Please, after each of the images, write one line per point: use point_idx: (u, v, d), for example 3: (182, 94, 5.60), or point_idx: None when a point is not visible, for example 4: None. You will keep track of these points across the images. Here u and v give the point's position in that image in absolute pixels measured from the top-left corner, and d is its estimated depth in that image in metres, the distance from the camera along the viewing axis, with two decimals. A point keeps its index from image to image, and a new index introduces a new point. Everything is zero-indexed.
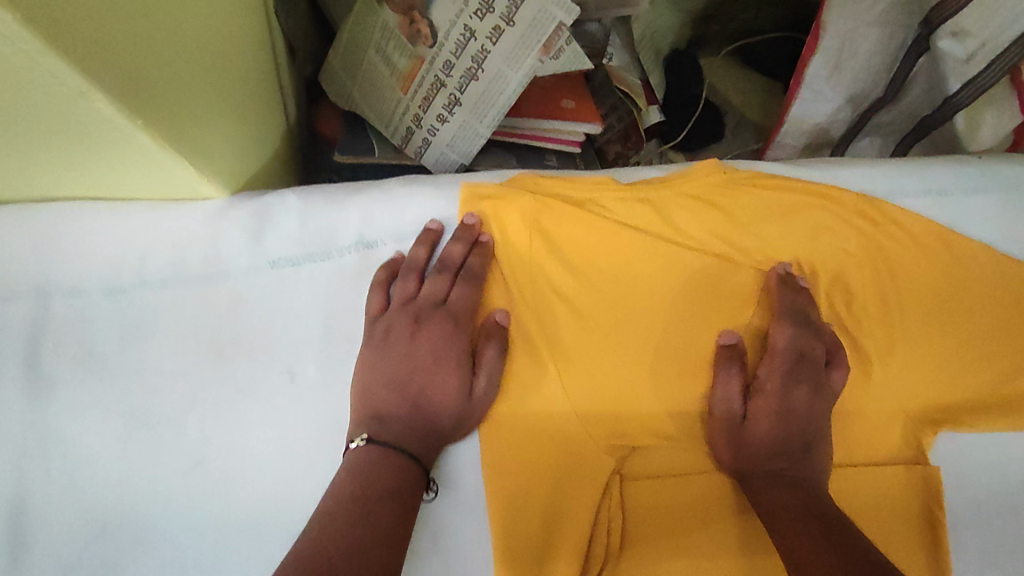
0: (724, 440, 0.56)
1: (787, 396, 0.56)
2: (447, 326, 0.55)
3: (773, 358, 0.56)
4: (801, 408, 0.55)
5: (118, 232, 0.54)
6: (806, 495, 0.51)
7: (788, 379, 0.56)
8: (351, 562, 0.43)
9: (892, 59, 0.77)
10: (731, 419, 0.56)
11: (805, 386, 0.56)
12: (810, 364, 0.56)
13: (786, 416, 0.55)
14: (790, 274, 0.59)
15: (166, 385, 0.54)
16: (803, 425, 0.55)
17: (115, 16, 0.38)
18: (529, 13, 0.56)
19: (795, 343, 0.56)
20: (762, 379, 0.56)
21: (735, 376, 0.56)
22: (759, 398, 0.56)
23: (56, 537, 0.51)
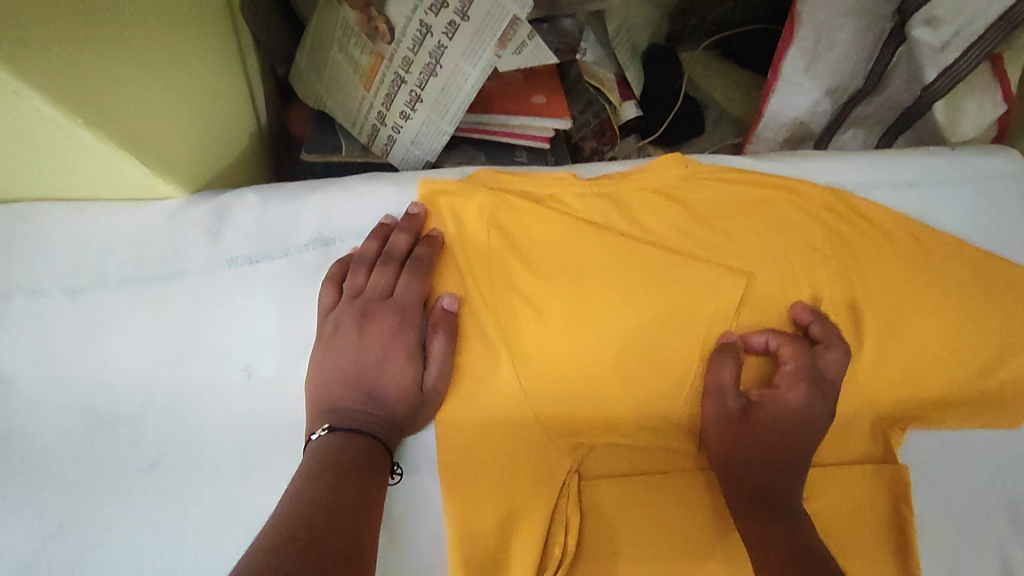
0: (723, 437, 0.55)
1: (806, 408, 0.55)
2: (393, 319, 0.54)
3: (796, 375, 0.55)
4: (818, 418, 0.55)
5: (78, 232, 0.55)
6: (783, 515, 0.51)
7: (810, 393, 0.55)
8: (330, 527, 0.42)
9: (869, 51, 0.75)
10: (725, 415, 0.54)
11: (824, 398, 0.55)
12: (827, 377, 0.55)
13: (797, 423, 0.54)
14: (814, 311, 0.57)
15: (125, 384, 0.54)
16: (815, 432, 0.55)
17: (54, 16, 0.38)
18: (483, 7, 0.57)
19: (812, 363, 0.55)
20: (784, 392, 0.55)
21: (727, 377, 0.55)
22: (769, 406, 0.55)
23: (11, 536, 0.51)
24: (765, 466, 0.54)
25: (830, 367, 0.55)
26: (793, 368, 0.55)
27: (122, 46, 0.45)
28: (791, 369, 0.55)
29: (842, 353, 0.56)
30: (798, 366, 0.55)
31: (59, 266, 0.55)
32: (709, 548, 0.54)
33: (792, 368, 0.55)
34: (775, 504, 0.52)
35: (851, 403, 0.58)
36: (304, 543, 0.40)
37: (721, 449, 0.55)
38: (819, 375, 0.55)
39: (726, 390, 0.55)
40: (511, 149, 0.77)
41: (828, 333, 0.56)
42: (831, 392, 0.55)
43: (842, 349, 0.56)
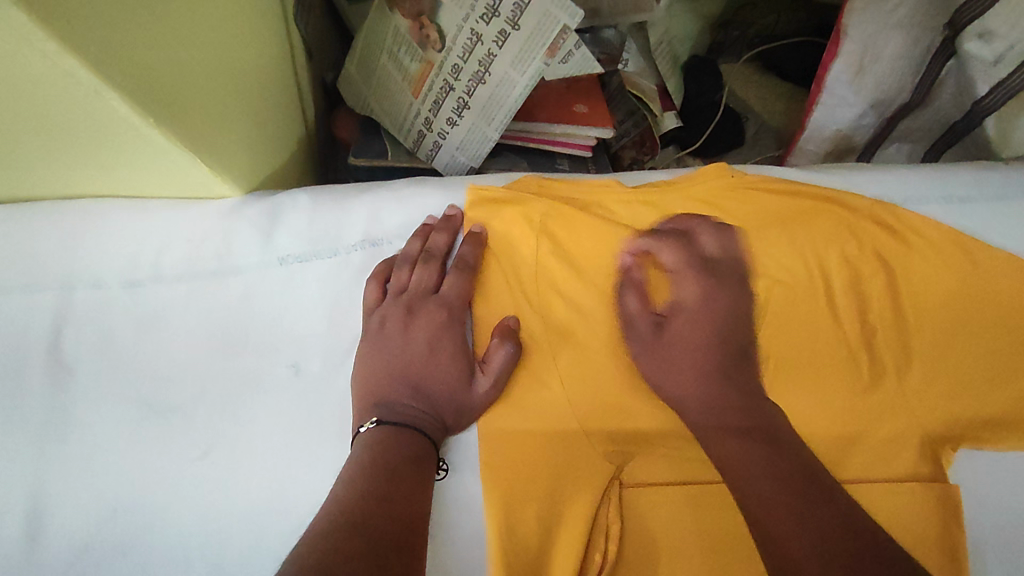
0: (653, 364, 0.55)
1: (716, 307, 0.56)
2: (440, 316, 0.55)
3: (682, 276, 0.57)
4: (727, 311, 0.56)
5: (139, 229, 0.57)
6: (779, 454, 0.49)
7: (704, 286, 0.57)
8: (384, 515, 0.43)
9: (918, 65, 0.74)
10: (641, 341, 0.56)
11: (721, 284, 0.57)
12: (721, 258, 0.58)
13: (710, 327, 0.56)
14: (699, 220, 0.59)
15: (177, 376, 0.56)
16: (737, 326, 0.56)
17: (133, 22, 0.40)
18: (534, 17, 0.58)
19: (691, 254, 0.58)
20: (678, 299, 0.57)
21: (633, 304, 0.57)
22: (675, 314, 0.57)
23: (70, 518, 0.53)
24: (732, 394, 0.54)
25: (716, 250, 0.58)
26: (677, 267, 0.57)
27: (189, 52, 0.47)
28: (676, 266, 0.57)
29: (712, 232, 0.58)
30: (677, 261, 0.58)
31: (119, 261, 0.57)
32: (753, 561, 0.53)
33: (676, 270, 0.57)
34: (760, 439, 0.51)
35: (900, 420, 0.56)
36: (362, 529, 0.41)
37: (668, 386, 0.55)
38: (708, 262, 0.57)
39: (634, 321, 0.57)
40: (553, 157, 0.78)
41: (716, 223, 0.58)
42: (734, 272, 0.57)
43: (715, 233, 0.58)
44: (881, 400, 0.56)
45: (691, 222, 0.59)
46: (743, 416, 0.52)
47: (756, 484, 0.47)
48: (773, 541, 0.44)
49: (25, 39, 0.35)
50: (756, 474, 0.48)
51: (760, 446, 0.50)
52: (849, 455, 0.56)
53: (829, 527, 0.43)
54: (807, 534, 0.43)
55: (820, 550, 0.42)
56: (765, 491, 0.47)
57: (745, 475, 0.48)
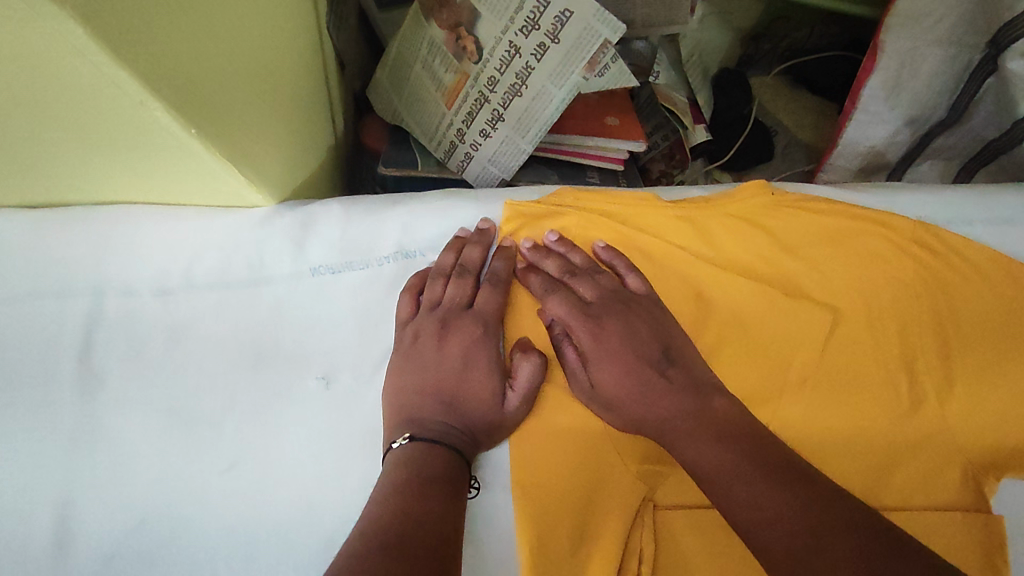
0: (601, 408, 0.52)
1: (613, 346, 0.53)
2: (474, 331, 0.54)
3: (572, 329, 0.54)
4: (630, 346, 0.53)
5: (171, 237, 0.57)
6: (745, 456, 0.46)
7: (594, 327, 0.53)
8: (420, 536, 0.42)
9: (956, 81, 0.72)
10: (584, 389, 0.53)
11: (612, 322, 0.53)
12: (596, 299, 0.55)
13: (624, 358, 0.52)
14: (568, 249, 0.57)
15: (206, 386, 0.55)
16: (643, 345, 0.53)
17: (181, 33, 0.40)
18: (575, 31, 0.57)
19: (570, 304, 0.54)
20: (580, 343, 0.54)
21: (569, 358, 0.54)
22: (594, 357, 0.53)
23: (98, 528, 0.52)
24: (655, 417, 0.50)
25: (594, 293, 0.55)
26: (562, 318, 0.54)
27: (231, 61, 0.46)
28: (567, 320, 0.54)
29: (587, 281, 0.55)
30: (568, 313, 0.54)
31: (152, 269, 0.57)
32: None
33: (573, 321, 0.54)
34: (729, 441, 0.47)
35: (942, 446, 0.54)
36: (398, 550, 0.40)
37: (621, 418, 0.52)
38: (586, 305, 0.54)
39: (575, 371, 0.54)
40: (584, 169, 0.77)
41: (594, 265, 0.57)
42: (619, 307, 0.54)
43: (634, 270, 0.56)
44: (924, 425, 0.55)
45: (579, 261, 0.57)
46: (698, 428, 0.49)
47: (747, 506, 0.43)
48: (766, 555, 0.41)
49: (80, 51, 0.35)
50: (749, 500, 0.44)
51: (733, 450, 0.46)
52: (882, 483, 0.54)
53: (846, 558, 0.39)
54: (801, 549, 0.40)
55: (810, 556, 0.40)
56: (729, 487, 0.45)
57: (725, 493, 0.45)
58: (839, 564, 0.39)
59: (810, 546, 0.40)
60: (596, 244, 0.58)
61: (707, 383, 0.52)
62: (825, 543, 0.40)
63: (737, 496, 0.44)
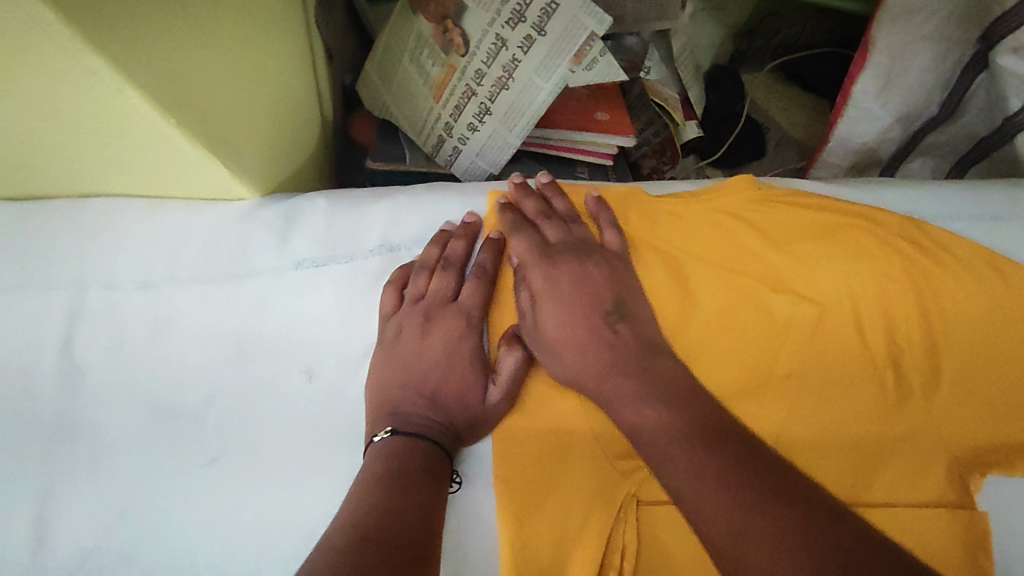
0: (542, 352, 0.52)
1: (563, 289, 0.53)
2: (458, 324, 0.54)
3: (526, 267, 0.55)
4: (579, 291, 0.53)
5: (154, 229, 0.57)
6: (683, 421, 0.47)
7: (547, 267, 0.54)
8: (398, 528, 0.42)
9: (948, 77, 0.72)
10: (530, 332, 0.53)
11: (564, 265, 0.54)
12: (561, 244, 0.55)
13: (571, 300, 0.53)
14: (549, 190, 0.59)
15: (187, 379, 0.55)
16: (594, 292, 0.53)
17: (159, 20, 0.39)
18: (561, 23, 0.57)
19: (533, 243, 0.55)
20: (531, 282, 0.54)
21: (523, 298, 0.54)
22: (542, 300, 0.53)
23: (77, 522, 0.52)
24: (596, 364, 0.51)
25: (561, 236, 0.56)
26: (521, 255, 0.55)
27: (212, 51, 0.46)
28: (525, 258, 0.55)
29: (556, 224, 0.56)
30: (527, 251, 0.55)
31: (134, 262, 0.56)
32: None
33: (530, 260, 0.54)
34: (675, 412, 0.47)
35: (927, 441, 0.54)
36: (374, 543, 0.40)
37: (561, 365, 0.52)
38: (548, 249, 0.55)
39: (525, 312, 0.54)
40: (573, 165, 0.76)
41: (575, 214, 0.58)
42: (581, 252, 0.55)
43: (616, 228, 0.57)
44: (908, 423, 0.54)
45: (561, 206, 0.58)
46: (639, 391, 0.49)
47: (683, 470, 0.44)
48: (697, 519, 0.42)
49: (52, 36, 0.35)
50: (683, 465, 0.44)
51: (679, 421, 0.47)
52: (869, 478, 0.54)
53: (773, 517, 0.39)
54: (733, 512, 0.40)
55: (738, 520, 0.40)
56: (668, 453, 0.45)
57: (665, 458, 0.46)
58: (763, 520, 0.39)
59: (745, 512, 0.40)
60: (590, 194, 0.58)
61: (656, 344, 0.52)
62: (759, 507, 0.40)
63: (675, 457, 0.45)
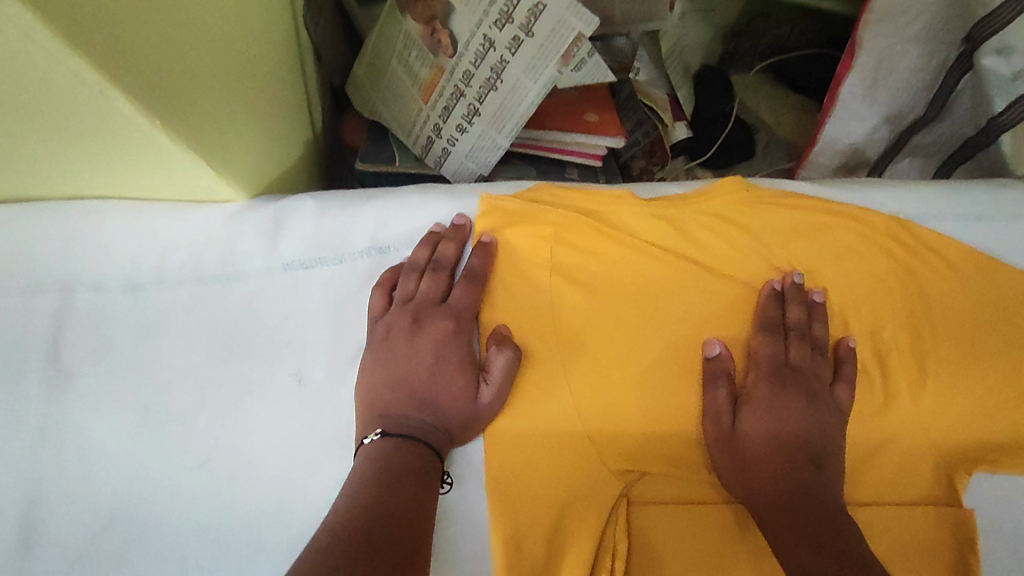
0: (724, 459, 0.52)
1: (785, 412, 0.53)
2: (447, 325, 0.54)
3: (753, 370, 0.54)
4: (798, 423, 0.52)
5: (142, 232, 0.56)
6: (811, 506, 0.49)
7: (775, 385, 0.53)
8: (387, 528, 0.42)
9: (933, 78, 0.73)
10: (718, 431, 0.52)
11: (794, 395, 0.53)
12: (804, 372, 0.54)
13: (778, 429, 0.52)
14: (800, 287, 0.55)
15: (176, 383, 0.54)
16: (813, 434, 0.52)
17: (140, 20, 0.39)
18: (548, 24, 0.57)
19: (777, 355, 0.54)
20: (752, 388, 0.54)
21: (722, 400, 0.52)
22: (753, 407, 0.53)
23: (66, 527, 0.52)
24: (772, 497, 0.50)
25: (801, 363, 0.54)
26: (759, 358, 0.54)
27: (196, 52, 0.46)
28: (762, 364, 0.54)
29: (807, 348, 0.54)
30: (766, 356, 0.54)
31: (121, 265, 0.56)
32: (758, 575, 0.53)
33: (757, 362, 0.54)
34: (817, 530, 0.48)
35: (914, 441, 0.55)
36: (363, 543, 0.40)
37: (738, 476, 0.51)
38: (787, 368, 0.54)
39: (721, 410, 0.52)
40: (562, 166, 0.76)
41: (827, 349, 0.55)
42: (808, 387, 0.53)
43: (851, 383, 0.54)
44: (896, 423, 0.54)
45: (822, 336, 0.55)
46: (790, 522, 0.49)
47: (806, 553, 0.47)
48: None
49: (29, 36, 0.34)
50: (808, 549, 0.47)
51: (812, 534, 0.48)
52: (855, 477, 0.55)
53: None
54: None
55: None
56: (790, 532, 0.48)
57: (787, 528, 0.49)
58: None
59: None
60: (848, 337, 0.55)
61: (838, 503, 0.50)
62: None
63: (798, 531, 0.48)
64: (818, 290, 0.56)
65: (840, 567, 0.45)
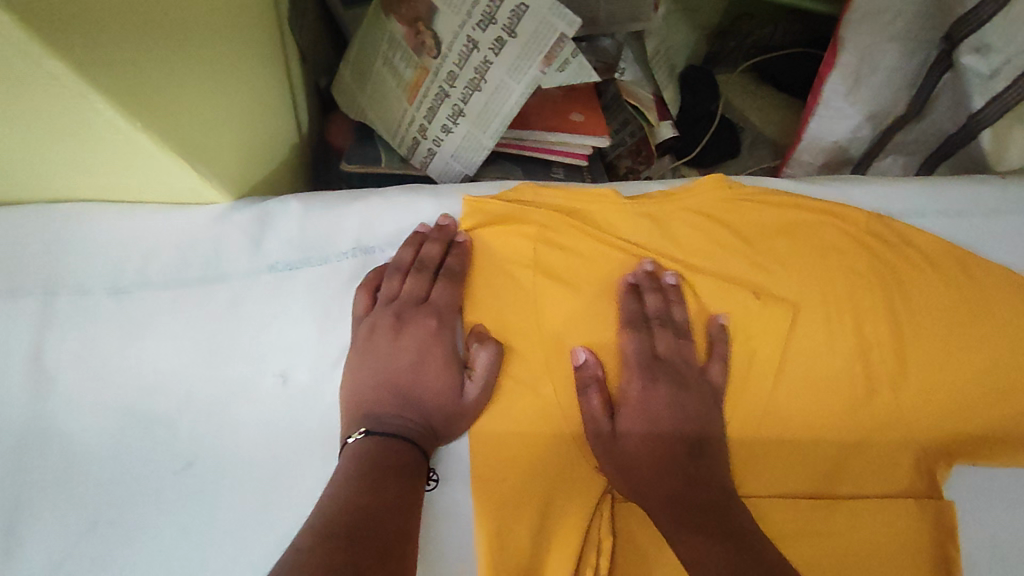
0: (606, 459, 0.52)
1: (655, 407, 0.54)
2: (430, 325, 0.54)
3: (622, 370, 0.55)
4: (670, 417, 0.53)
5: (125, 235, 0.56)
6: (700, 494, 0.50)
7: (645, 381, 0.54)
8: (367, 527, 0.42)
9: (914, 77, 0.74)
10: (597, 434, 0.53)
11: (665, 386, 0.54)
12: (670, 364, 0.55)
13: (654, 424, 0.53)
14: (654, 273, 0.57)
15: (158, 386, 0.54)
16: (687, 424, 0.53)
17: (120, 23, 0.39)
18: (531, 25, 0.58)
19: (645, 347, 0.55)
20: (625, 389, 0.54)
21: (593, 402, 0.53)
22: (628, 408, 0.54)
23: (48, 532, 0.51)
24: (658, 492, 0.51)
25: (667, 353, 0.55)
26: (627, 356, 0.55)
27: (177, 54, 0.46)
28: (628, 361, 0.55)
29: (670, 334, 0.55)
30: (635, 352, 0.55)
31: (105, 269, 0.56)
32: None
33: (625, 359, 0.55)
34: (706, 516, 0.49)
35: (892, 434, 0.56)
36: (343, 541, 0.40)
37: (622, 472, 0.52)
38: (655, 361, 0.55)
39: (596, 416, 0.53)
40: (548, 165, 0.77)
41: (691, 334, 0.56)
42: (678, 377, 0.54)
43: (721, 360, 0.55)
44: (874, 415, 0.56)
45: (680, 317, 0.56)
46: (686, 513, 0.49)
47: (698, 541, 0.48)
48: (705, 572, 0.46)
49: (10, 41, 0.34)
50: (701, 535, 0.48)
51: (704, 521, 0.49)
52: (834, 470, 0.56)
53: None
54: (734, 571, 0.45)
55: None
56: (682, 526, 0.49)
57: (680, 522, 0.49)
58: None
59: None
60: (721, 317, 0.56)
61: (721, 485, 0.52)
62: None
63: (690, 523, 0.49)
64: (669, 272, 0.57)
65: (733, 549, 0.47)
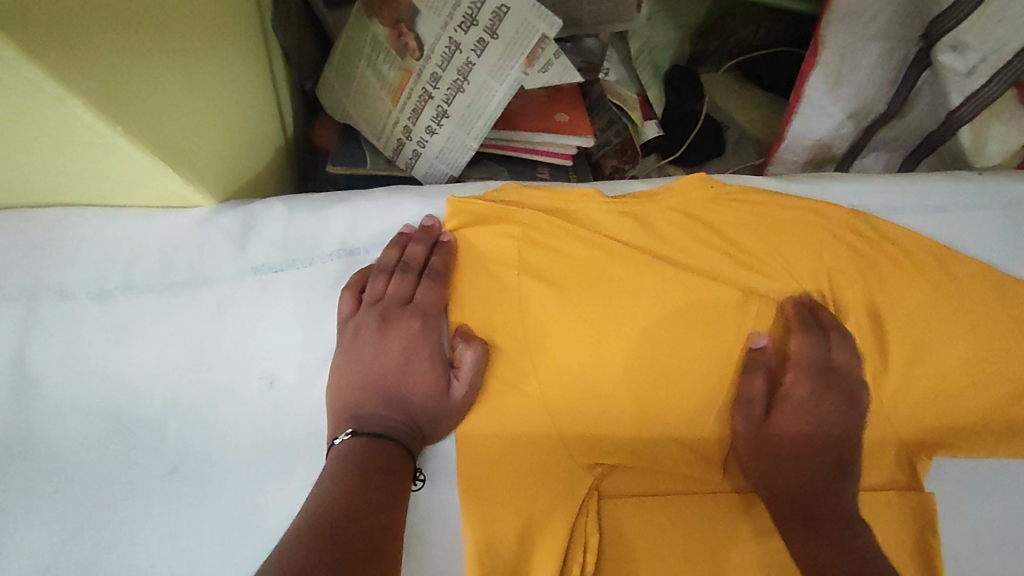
0: (748, 446, 0.55)
1: (823, 412, 0.55)
2: (414, 325, 0.54)
3: (796, 370, 0.56)
4: (831, 422, 0.55)
5: (107, 239, 0.56)
6: (836, 504, 0.52)
7: (815, 387, 0.55)
8: (352, 525, 0.42)
9: (894, 75, 0.74)
10: (749, 419, 0.55)
11: (836, 396, 0.55)
12: (839, 372, 0.55)
13: (813, 426, 0.55)
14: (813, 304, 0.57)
15: (146, 390, 0.54)
16: (849, 435, 0.55)
17: (98, 28, 0.39)
18: (512, 27, 0.58)
19: (820, 355, 0.55)
20: (791, 389, 0.56)
21: (758, 390, 0.55)
22: (786, 405, 0.56)
23: (32, 537, 0.51)
24: (791, 492, 0.54)
25: (839, 362, 0.56)
26: (796, 360, 0.56)
27: (159, 58, 0.46)
28: (801, 366, 0.55)
29: (846, 348, 0.56)
30: (809, 360, 0.55)
31: (88, 273, 0.56)
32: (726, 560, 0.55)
33: (798, 361, 0.56)
34: (821, 520, 0.51)
35: (877, 430, 0.57)
36: (329, 540, 0.40)
37: (756, 463, 0.55)
38: (829, 369, 0.55)
39: (753, 400, 0.55)
40: (534, 165, 0.77)
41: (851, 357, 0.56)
42: (847, 390, 0.55)
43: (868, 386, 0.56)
44: None
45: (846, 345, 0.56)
46: (809, 516, 0.52)
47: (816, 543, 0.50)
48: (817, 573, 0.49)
49: None
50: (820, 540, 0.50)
51: (821, 526, 0.51)
52: None
53: None
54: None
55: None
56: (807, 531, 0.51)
57: (807, 523, 0.52)
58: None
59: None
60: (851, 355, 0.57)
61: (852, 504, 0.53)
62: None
63: (819, 523, 0.51)
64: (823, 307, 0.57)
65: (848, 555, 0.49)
